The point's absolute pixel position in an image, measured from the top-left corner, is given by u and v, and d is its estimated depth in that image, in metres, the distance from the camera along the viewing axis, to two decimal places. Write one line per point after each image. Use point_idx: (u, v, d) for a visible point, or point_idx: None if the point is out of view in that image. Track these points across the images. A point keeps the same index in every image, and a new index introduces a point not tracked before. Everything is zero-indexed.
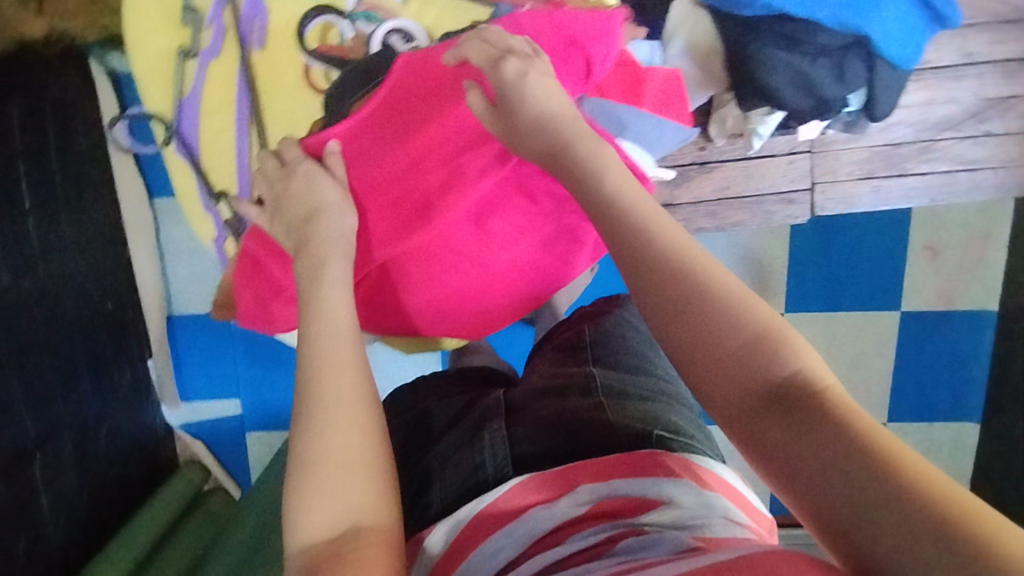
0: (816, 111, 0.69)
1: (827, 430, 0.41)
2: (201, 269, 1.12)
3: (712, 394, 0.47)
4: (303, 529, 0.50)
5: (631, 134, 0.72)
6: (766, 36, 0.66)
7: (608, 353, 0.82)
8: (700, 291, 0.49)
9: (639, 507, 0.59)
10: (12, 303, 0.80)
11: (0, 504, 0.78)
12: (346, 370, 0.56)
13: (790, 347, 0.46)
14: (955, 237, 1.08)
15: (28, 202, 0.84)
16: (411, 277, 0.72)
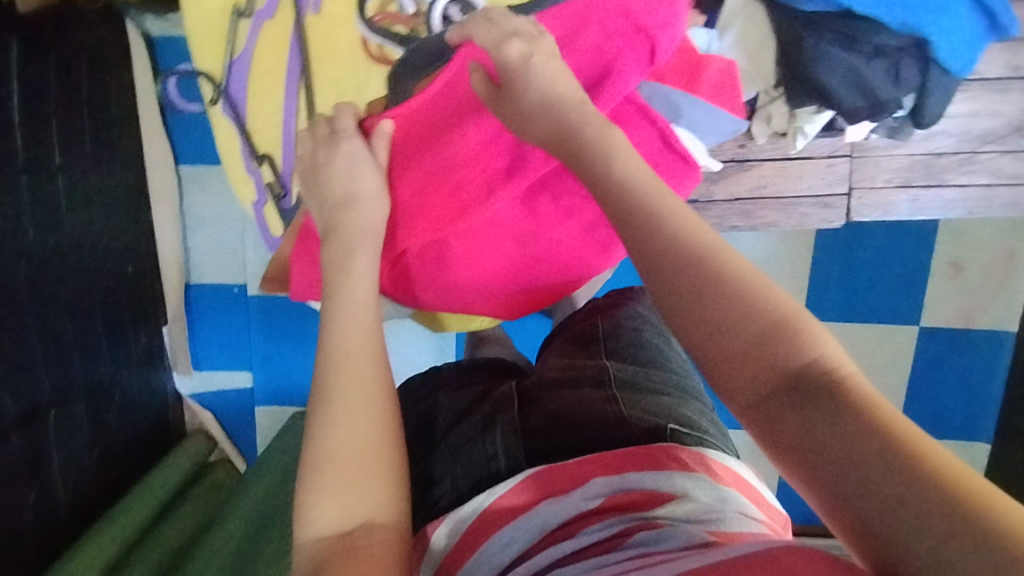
0: (870, 111, 0.69)
1: (851, 423, 0.38)
2: (221, 240, 1.12)
3: (728, 386, 0.44)
4: (313, 520, 0.50)
5: (686, 122, 0.72)
6: (823, 31, 0.66)
7: (621, 345, 0.78)
8: (715, 279, 0.46)
9: (652, 501, 0.56)
10: (36, 258, 0.80)
11: (12, 459, 0.77)
12: (364, 363, 0.56)
13: (808, 332, 0.43)
14: (980, 256, 1.07)
15: (57, 158, 0.83)
16: (456, 260, 0.71)
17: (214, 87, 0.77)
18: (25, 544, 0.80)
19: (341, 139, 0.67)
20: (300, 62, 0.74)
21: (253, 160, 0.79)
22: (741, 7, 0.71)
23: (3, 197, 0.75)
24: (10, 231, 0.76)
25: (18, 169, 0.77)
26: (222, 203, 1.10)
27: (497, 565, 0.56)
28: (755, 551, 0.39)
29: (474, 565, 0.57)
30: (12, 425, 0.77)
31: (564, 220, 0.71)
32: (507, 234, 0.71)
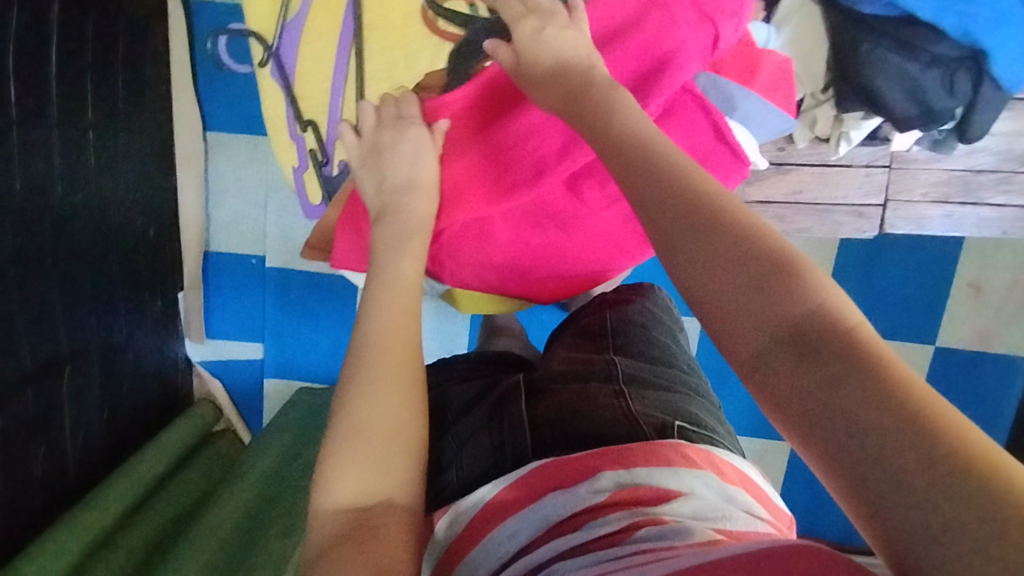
0: (921, 119, 0.71)
1: (857, 384, 0.36)
2: (244, 209, 1.12)
3: (735, 338, 0.42)
4: (334, 491, 0.50)
5: (738, 116, 0.72)
6: (881, 35, 0.68)
7: (630, 339, 0.73)
8: (732, 230, 0.44)
9: (659, 497, 0.52)
10: (63, 211, 0.80)
11: (27, 410, 0.77)
12: (398, 346, 0.58)
13: (809, 279, 0.42)
14: (1000, 279, 1.06)
15: (92, 114, 0.83)
16: (509, 247, 0.72)
17: (263, 48, 0.74)
18: (33, 498, 0.80)
19: (408, 126, 0.68)
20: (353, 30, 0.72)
21: (297, 125, 0.76)
22: (798, 7, 0.74)
23: (36, 149, 0.74)
24: (41, 183, 0.75)
25: (52, 122, 0.76)
26: (246, 171, 1.10)
27: (502, 555, 0.52)
28: (753, 550, 0.39)
29: (478, 557, 0.53)
30: (31, 376, 0.77)
31: (608, 206, 0.69)
32: (548, 214, 0.70)
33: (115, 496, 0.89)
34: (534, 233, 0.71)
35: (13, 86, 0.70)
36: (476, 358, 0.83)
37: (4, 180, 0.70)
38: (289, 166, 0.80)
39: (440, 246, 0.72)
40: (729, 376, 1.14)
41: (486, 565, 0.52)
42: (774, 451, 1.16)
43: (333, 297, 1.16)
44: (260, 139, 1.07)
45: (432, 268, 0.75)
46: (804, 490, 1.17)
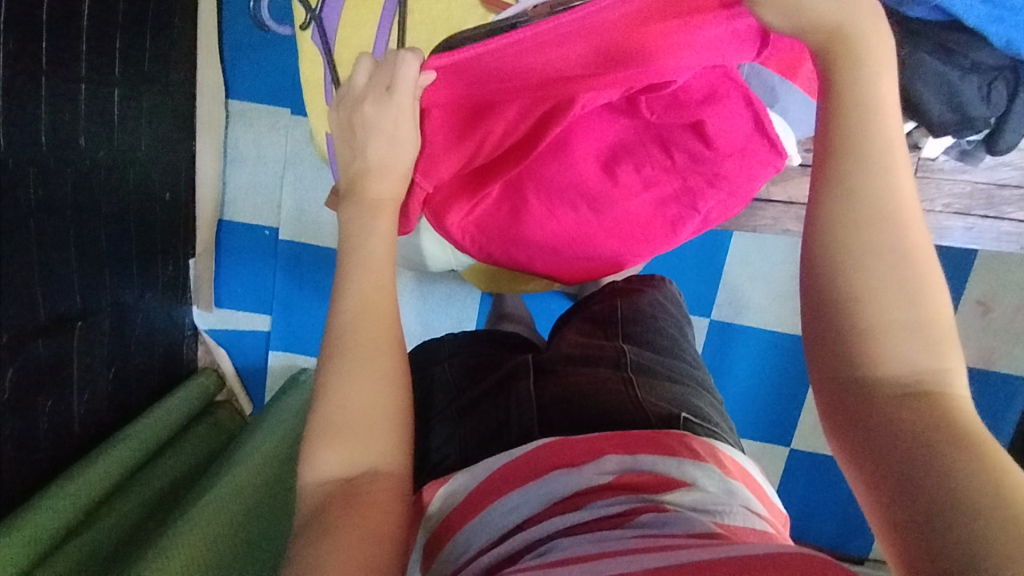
0: (958, 126, 0.75)
1: (947, 432, 0.38)
2: (261, 180, 1.12)
3: (838, 351, 0.43)
4: (317, 465, 0.50)
5: (778, 108, 0.70)
6: (922, 41, 0.68)
7: (641, 330, 0.72)
8: (889, 251, 0.43)
9: (661, 485, 0.50)
10: (84, 165, 0.80)
11: (38, 361, 0.77)
12: (380, 317, 0.55)
13: (941, 340, 0.42)
14: (1009, 297, 1.07)
15: (118, 72, 0.83)
16: (533, 215, 0.71)
17: (307, 10, 0.68)
18: (38, 451, 0.80)
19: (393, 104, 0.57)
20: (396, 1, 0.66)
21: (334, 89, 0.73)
22: None
23: (61, 102, 0.74)
24: (64, 138, 0.75)
25: (80, 77, 0.76)
26: (265, 142, 1.10)
27: (502, 528, 0.50)
28: (770, 551, 0.38)
29: (474, 530, 0.51)
30: (43, 328, 0.77)
31: (637, 193, 0.70)
32: (582, 195, 0.69)
33: (116, 458, 0.88)
34: (559, 203, 0.70)
35: (45, 38, 0.69)
36: (484, 336, 0.81)
37: (29, 129, 0.70)
38: (323, 132, 0.79)
39: (474, 227, 0.71)
40: (733, 379, 1.14)
41: (483, 538, 0.50)
42: (771, 455, 1.17)
43: None
44: (281, 111, 1.08)
45: (453, 239, 0.73)
46: (798, 497, 1.17)
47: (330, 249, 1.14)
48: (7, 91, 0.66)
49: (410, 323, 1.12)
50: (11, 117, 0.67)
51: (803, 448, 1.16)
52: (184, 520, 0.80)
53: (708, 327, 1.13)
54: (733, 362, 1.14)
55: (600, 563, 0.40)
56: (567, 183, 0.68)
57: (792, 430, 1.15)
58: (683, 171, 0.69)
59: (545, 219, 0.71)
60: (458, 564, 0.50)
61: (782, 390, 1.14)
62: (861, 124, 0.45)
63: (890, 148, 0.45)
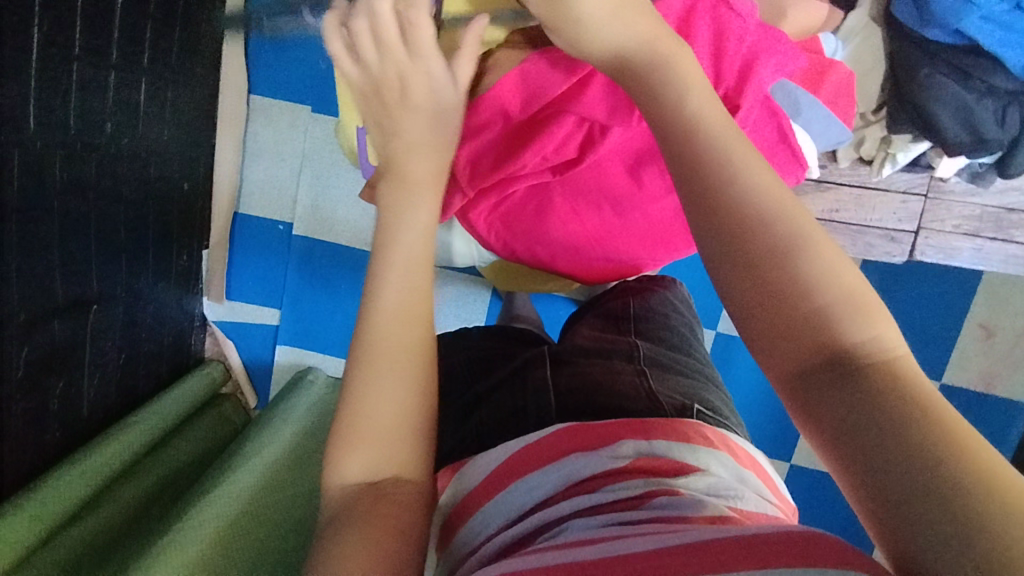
0: (972, 146, 0.76)
1: (900, 401, 0.37)
2: (279, 175, 1.14)
3: (777, 351, 0.42)
4: (347, 468, 0.51)
5: (800, 121, 0.69)
6: (941, 63, 0.74)
7: (651, 326, 0.73)
8: (787, 242, 0.42)
9: (675, 470, 0.51)
10: (109, 152, 0.81)
11: (53, 341, 0.78)
12: (410, 328, 0.54)
13: (870, 310, 0.41)
14: (1011, 323, 1.08)
15: (148, 61, 0.84)
16: (557, 211, 0.71)
17: None
18: (47, 431, 0.80)
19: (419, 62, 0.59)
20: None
21: None
22: (861, 28, 0.81)
23: (91, 87, 0.75)
24: (92, 123, 0.76)
25: (111, 63, 0.77)
26: (285, 139, 1.12)
27: (519, 508, 0.51)
28: (777, 533, 0.39)
29: (492, 510, 0.52)
30: (60, 309, 0.78)
31: (664, 195, 0.69)
32: (607, 196, 0.70)
33: (122, 444, 0.89)
34: (584, 201, 0.70)
35: (80, 25, 0.71)
36: (497, 333, 0.82)
37: (60, 112, 0.71)
38: (353, 125, 0.80)
39: (500, 220, 0.73)
40: (736, 392, 1.15)
41: (501, 517, 0.52)
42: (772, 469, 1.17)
43: (355, 268, 1.16)
44: (303, 108, 1.10)
45: (480, 233, 0.76)
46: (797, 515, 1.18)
47: (342, 246, 1.16)
48: (40, 73, 0.67)
49: None
50: (43, 99, 0.68)
51: (803, 465, 1.16)
52: (192, 512, 0.81)
53: (713, 339, 1.14)
54: (737, 376, 1.15)
55: (614, 544, 0.41)
56: (591, 181, 0.68)
57: (793, 446, 1.16)
58: None
59: (569, 216, 0.72)
60: (474, 544, 0.52)
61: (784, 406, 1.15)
62: (697, 148, 0.46)
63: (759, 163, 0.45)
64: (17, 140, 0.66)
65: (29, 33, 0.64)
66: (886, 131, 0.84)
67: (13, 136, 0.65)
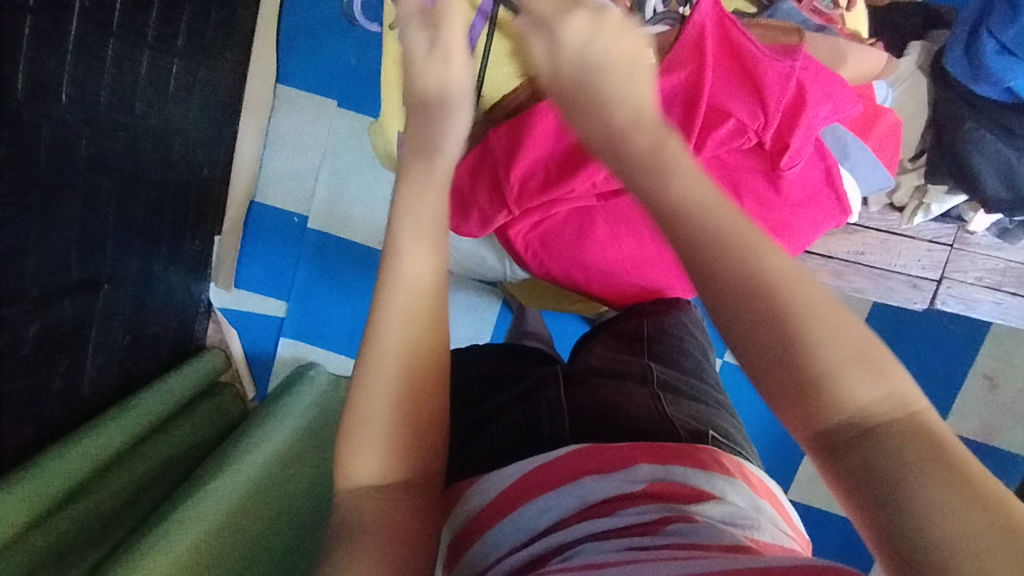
0: (1010, 203, 0.78)
1: (916, 458, 0.36)
2: (297, 167, 1.13)
3: (790, 417, 0.41)
4: (359, 470, 0.51)
5: (846, 167, 0.72)
6: (984, 118, 0.76)
7: (665, 349, 0.72)
8: (789, 294, 0.41)
9: (691, 497, 0.49)
10: (135, 131, 0.80)
11: (61, 318, 0.76)
12: (418, 322, 0.54)
13: (882, 363, 0.40)
14: (1015, 375, 1.09)
15: (182, 44, 0.83)
16: (595, 235, 0.73)
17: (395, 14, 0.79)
18: (46, 410, 0.78)
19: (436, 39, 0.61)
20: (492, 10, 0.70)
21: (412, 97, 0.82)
22: (908, 74, 0.84)
23: (125, 66, 0.74)
24: (122, 102, 0.75)
25: (147, 43, 0.76)
26: (308, 131, 1.12)
27: (533, 529, 0.50)
28: (794, 564, 0.38)
29: (503, 530, 0.51)
30: (73, 287, 0.77)
31: None
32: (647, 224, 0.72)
33: (120, 428, 0.87)
34: (624, 228, 0.72)
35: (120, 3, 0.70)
36: (508, 349, 0.82)
37: (92, 88, 0.70)
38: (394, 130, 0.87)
39: (538, 239, 0.75)
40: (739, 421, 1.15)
41: (513, 538, 0.50)
42: None
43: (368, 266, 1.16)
44: (329, 103, 1.10)
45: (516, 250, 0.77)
46: None
47: (357, 244, 1.16)
48: (78, 48, 0.66)
49: None
50: (77, 74, 0.67)
51: (800, 501, 1.16)
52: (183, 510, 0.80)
53: (720, 367, 1.14)
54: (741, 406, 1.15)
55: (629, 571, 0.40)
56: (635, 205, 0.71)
57: (790, 478, 1.16)
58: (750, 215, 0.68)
59: (606, 240, 0.73)
60: (484, 565, 0.50)
61: (784, 440, 1.15)
62: (680, 223, 0.45)
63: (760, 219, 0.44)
64: (49, 115, 0.65)
65: (70, 7, 0.63)
66: (922, 180, 0.85)
67: (46, 110, 0.64)
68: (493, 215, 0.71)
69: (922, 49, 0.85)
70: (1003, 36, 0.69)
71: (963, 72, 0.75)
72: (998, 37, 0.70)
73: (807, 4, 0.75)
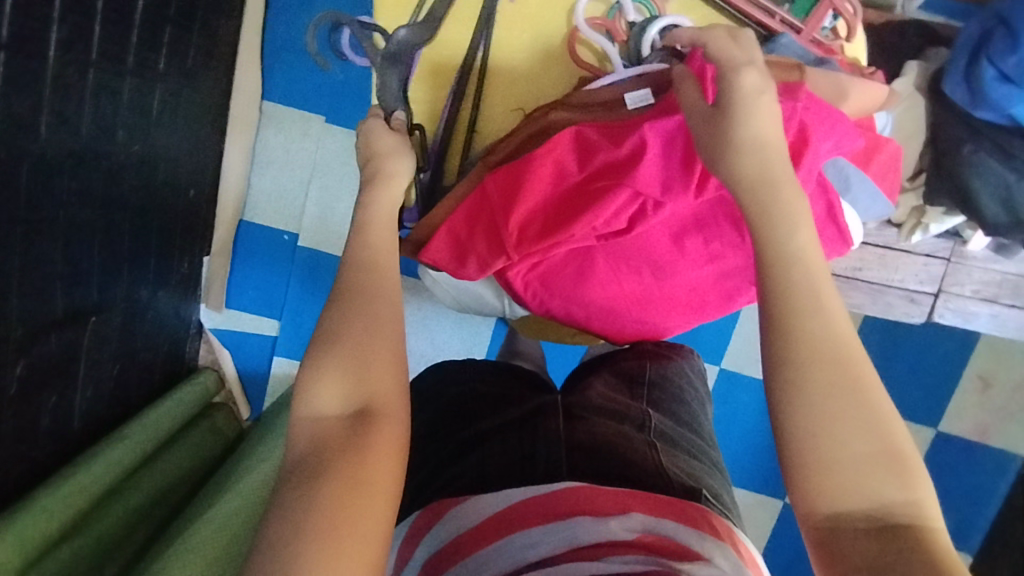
0: (1010, 228, 0.79)
1: (922, 560, 0.41)
2: (287, 187, 1.12)
3: (812, 493, 0.45)
4: (314, 397, 0.53)
5: (848, 198, 0.73)
6: (982, 141, 0.76)
7: (665, 397, 0.72)
8: (848, 384, 0.46)
9: (679, 554, 0.47)
10: (117, 162, 0.77)
11: (49, 354, 0.74)
12: (380, 274, 0.60)
13: (915, 472, 0.45)
14: (1009, 376, 1.09)
15: (163, 67, 0.81)
16: (596, 272, 0.72)
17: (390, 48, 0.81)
18: (36, 447, 0.76)
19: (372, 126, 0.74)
20: (467, 79, 0.83)
21: None
22: (908, 96, 0.83)
23: (106, 94, 0.72)
24: (104, 129, 0.73)
25: (127, 70, 0.74)
26: (296, 147, 1.09)
27: (513, 563, 0.49)
28: None
29: (484, 560, 0.50)
30: (58, 322, 0.75)
31: (700, 266, 0.71)
32: (647, 261, 0.71)
33: (120, 455, 0.86)
34: (625, 266, 0.72)
35: (98, 31, 0.68)
36: (505, 369, 0.80)
37: (72, 120, 0.68)
38: None
39: (537, 279, 0.75)
40: (731, 427, 1.17)
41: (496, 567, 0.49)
42: (765, 507, 1.19)
43: None
44: (315, 118, 1.07)
45: (514, 290, 0.77)
46: (784, 552, 1.20)
47: None
48: (55, 81, 0.64)
49: (422, 343, 1.11)
50: (56, 108, 0.65)
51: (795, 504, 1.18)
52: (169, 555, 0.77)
53: (716, 375, 1.14)
54: (738, 414, 1.16)
55: None
56: (635, 244, 0.70)
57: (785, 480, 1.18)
58: (745, 251, 0.69)
59: (606, 275, 0.73)
60: None
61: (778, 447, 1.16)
62: (784, 270, 0.50)
63: (824, 303, 0.48)
64: (27, 152, 0.63)
65: (44, 40, 0.61)
66: (921, 201, 0.86)
67: (25, 147, 0.62)
68: (493, 255, 0.71)
69: (919, 69, 0.84)
70: (1003, 64, 0.69)
71: (964, 99, 0.76)
72: (998, 64, 0.70)
73: (806, 34, 0.78)
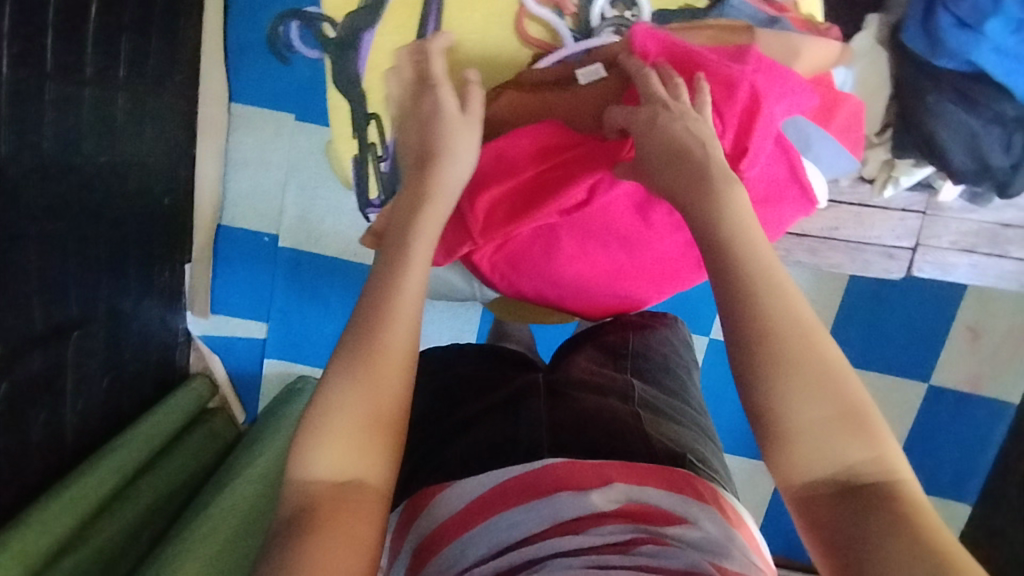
0: (976, 175, 0.80)
1: (895, 521, 0.41)
2: (264, 186, 1.10)
3: (784, 465, 0.45)
4: (311, 467, 0.49)
5: (811, 155, 0.73)
6: (947, 89, 0.77)
7: (649, 366, 0.73)
8: (808, 354, 0.46)
9: (663, 519, 0.50)
10: (85, 176, 0.76)
11: (34, 371, 0.74)
12: (403, 324, 0.54)
13: (878, 432, 0.45)
14: (997, 325, 1.09)
15: (123, 75, 0.80)
16: (567, 250, 0.72)
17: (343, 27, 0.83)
18: (31, 464, 0.77)
19: (434, 90, 0.70)
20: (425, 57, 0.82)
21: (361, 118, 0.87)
22: (869, 51, 0.83)
23: (67, 106, 0.71)
24: (67, 143, 0.72)
25: (85, 80, 0.73)
26: (269, 148, 1.08)
27: (500, 542, 0.50)
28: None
29: (469, 541, 0.51)
30: (41, 339, 0.75)
31: (671, 233, 0.71)
32: (614, 235, 0.72)
33: (115, 466, 0.86)
34: (594, 242, 0.72)
35: (50, 43, 0.67)
36: (489, 349, 0.79)
37: (33, 135, 0.67)
38: (347, 156, 0.90)
39: (508, 260, 0.74)
40: (725, 396, 1.17)
41: (480, 547, 0.50)
42: (764, 472, 1.20)
43: (343, 278, 1.15)
44: (286, 117, 1.06)
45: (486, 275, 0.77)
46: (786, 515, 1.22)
47: (330, 258, 1.13)
48: (12, 96, 0.63)
49: None
50: (16, 124, 0.64)
51: None
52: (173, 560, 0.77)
53: (707, 345, 1.14)
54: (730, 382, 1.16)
55: None
56: (600, 219, 0.70)
57: None
58: None
59: (577, 252, 0.73)
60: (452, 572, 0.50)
61: None
62: (739, 247, 0.50)
63: (774, 276, 0.49)
64: None
65: None
66: (889, 154, 0.86)
67: None
68: (461, 238, 0.71)
69: (880, 23, 0.83)
70: (960, 9, 0.72)
71: (924, 49, 0.76)
72: (955, 11, 0.72)
73: None
